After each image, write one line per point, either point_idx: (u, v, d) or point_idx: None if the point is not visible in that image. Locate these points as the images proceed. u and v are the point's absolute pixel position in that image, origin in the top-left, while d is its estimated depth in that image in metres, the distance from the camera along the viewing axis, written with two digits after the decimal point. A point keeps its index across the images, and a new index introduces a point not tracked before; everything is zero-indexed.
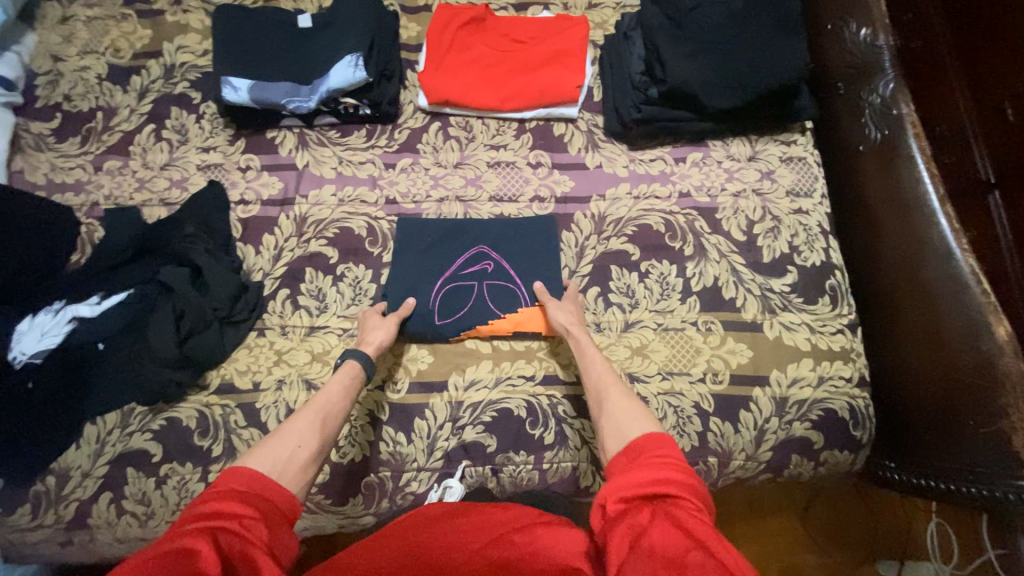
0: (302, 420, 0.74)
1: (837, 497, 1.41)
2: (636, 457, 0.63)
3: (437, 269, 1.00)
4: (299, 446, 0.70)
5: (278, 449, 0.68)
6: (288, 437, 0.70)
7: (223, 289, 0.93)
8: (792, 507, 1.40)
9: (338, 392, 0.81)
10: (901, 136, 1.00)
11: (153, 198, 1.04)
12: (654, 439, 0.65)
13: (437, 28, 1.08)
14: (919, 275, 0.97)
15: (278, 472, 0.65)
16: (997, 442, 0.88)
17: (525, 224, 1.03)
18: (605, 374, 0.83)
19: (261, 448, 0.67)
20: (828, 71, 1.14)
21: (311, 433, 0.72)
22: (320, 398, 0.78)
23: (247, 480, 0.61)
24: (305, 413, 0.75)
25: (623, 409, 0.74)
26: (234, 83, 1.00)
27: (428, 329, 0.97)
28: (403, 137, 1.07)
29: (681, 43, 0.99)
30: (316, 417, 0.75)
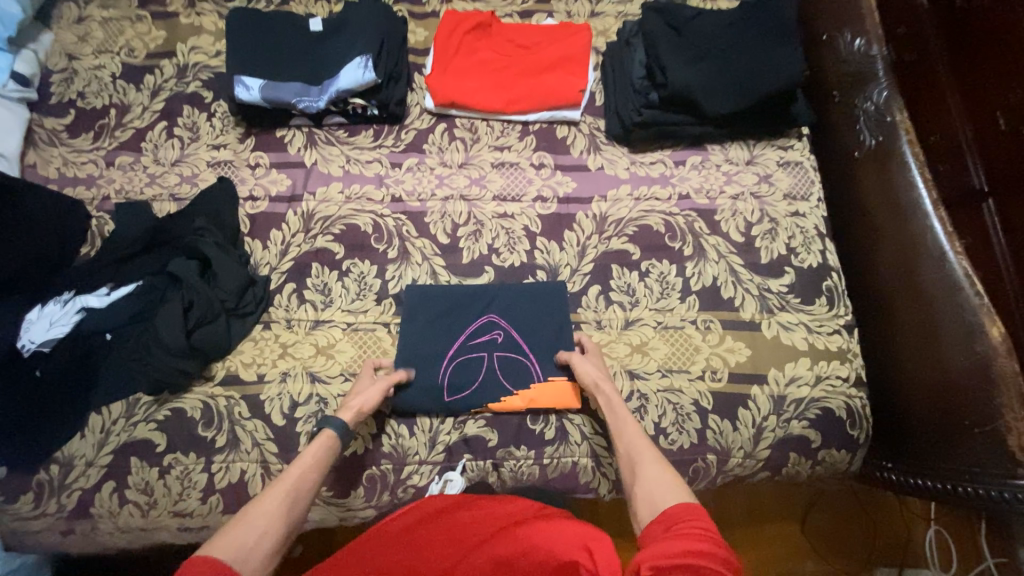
0: (269, 500, 0.70)
1: (838, 505, 1.40)
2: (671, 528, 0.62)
3: (447, 339, 0.98)
4: (265, 531, 0.66)
5: (242, 537, 0.64)
6: (257, 520, 0.67)
7: (231, 282, 0.95)
8: (792, 514, 1.40)
9: (311, 467, 0.77)
10: (896, 142, 1.03)
11: (163, 193, 1.06)
12: (687, 509, 0.64)
13: (445, 33, 1.11)
14: (915, 277, 0.98)
15: (241, 561, 0.61)
16: (993, 441, 0.89)
17: (538, 290, 1.01)
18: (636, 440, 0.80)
19: (223, 537, 0.63)
20: (824, 80, 1.18)
21: (277, 516, 0.69)
22: (290, 476, 0.75)
23: (204, 571, 0.57)
24: (273, 493, 0.71)
25: (659, 479, 0.72)
26: (247, 83, 1.03)
27: (438, 402, 0.94)
28: (409, 137, 1.10)
29: (681, 50, 1.03)
30: (284, 494, 0.72)
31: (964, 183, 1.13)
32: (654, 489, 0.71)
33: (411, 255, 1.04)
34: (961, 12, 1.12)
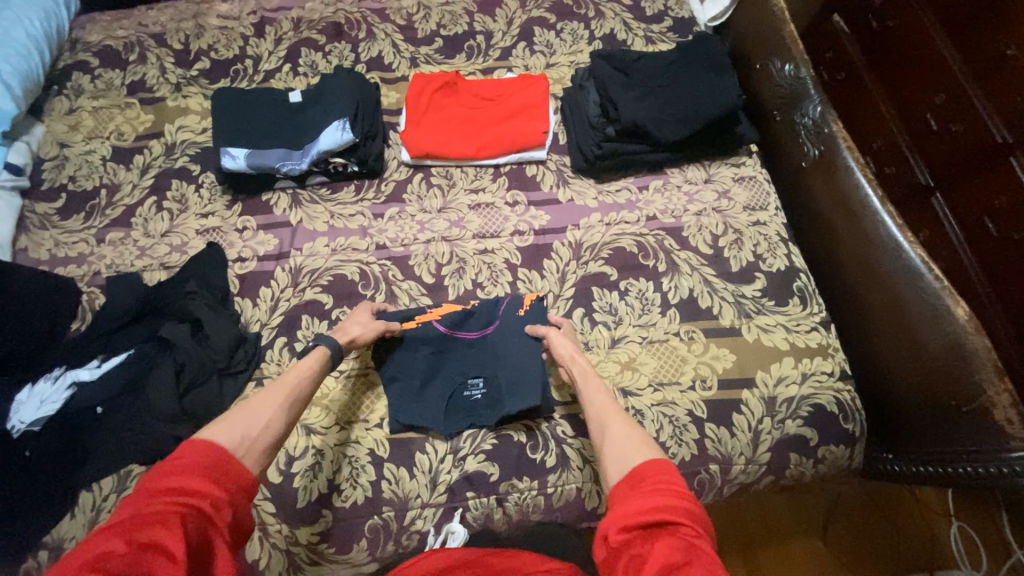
0: (274, 394, 0.77)
1: (856, 510, 1.37)
2: (639, 483, 0.62)
3: (431, 371, 1.00)
4: (266, 425, 0.72)
5: (250, 420, 0.72)
6: (257, 414, 0.73)
7: (222, 342, 0.97)
8: (812, 526, 1.36)
9: (304, 373, 0.83)
10: (837, 150, 1.12)
11: (153, 263, 1.10)
12: (655, 465, 0.64)
13: (414, 93, 1.21)
14: (878, 269, 1.03)
15: (242, 448, 0.67)
16: (982, 417, 0.90)
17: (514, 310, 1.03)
18: (607, 403, 0.82)
19: (224, 424, 0.69)
20: (763, 102, 1.29)
21: (277, 413, 0.75)
22: (291, 381, 0.81)
23: (208, 456, 0.63)
24: (271, 392, 0.78)
25: (624, 434, 0.73)
26: (232, 153, 1.09)
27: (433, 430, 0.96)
28: (389, 188, 1.17)
29: (629, 89, 1.14)
30: (287, 396, 0.78)
31: (911, 180, 1.21)
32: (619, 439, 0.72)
33: (398, 297, 1.07)
34: (877, 35, 1.25)
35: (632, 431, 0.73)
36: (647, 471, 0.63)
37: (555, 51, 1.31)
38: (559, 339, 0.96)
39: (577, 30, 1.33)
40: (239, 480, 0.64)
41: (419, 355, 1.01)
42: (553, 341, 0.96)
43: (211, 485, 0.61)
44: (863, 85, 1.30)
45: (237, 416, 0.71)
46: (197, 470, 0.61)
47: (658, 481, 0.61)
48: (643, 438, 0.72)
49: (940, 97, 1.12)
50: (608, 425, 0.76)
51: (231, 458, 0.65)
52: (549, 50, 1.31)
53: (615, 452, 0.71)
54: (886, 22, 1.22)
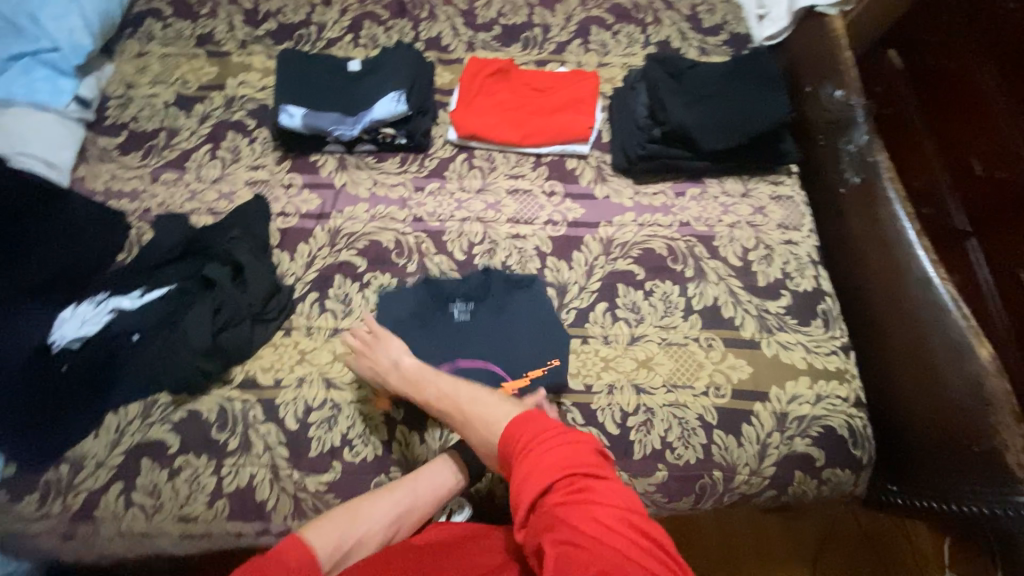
0: (383, 508, 0.83)
1: (848, 546, 1.36)
2: (522, 455, 0.72)
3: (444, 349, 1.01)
4: (371, 532, 0.81)
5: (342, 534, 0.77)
6: (369, 523, 0.81)
7: (259, 288, 1.01)
8: (802, 555, 1.35)
9: (430, 492, 0.87)
10: (878, 179, 1.12)
11: (201, 207, 1.15)
12: (523, 421, 0.75)
13: (468, 76, 1.25)
14: (905, 302, 1.04)
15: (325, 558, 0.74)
16: (993, 460, 0.89)
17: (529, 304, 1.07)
18: (446, 394, 0.90)
19: (324, 526, 0.77)
20: (810, 126, 1.30)
21: (382, 524, 0.82)
22: (410, 497, 0.86)
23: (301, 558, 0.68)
24: (387, 501, 0.84)
25: (484, 420, 0.83)
26: (290, 111, 1.14)
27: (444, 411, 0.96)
28: (432, 164, 1.20)
29: (679, 95, 1.15)
30: (396, 512, 0.84)
31: (945, 223, 1.21)
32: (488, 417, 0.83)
33: (430, 270, 1.10)
34: (930, 73, 1.25)
35: (493, 409, 0.84)
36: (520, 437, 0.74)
37: (609, 51, 1.33)
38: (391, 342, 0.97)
39: (633, 33, 1.35)
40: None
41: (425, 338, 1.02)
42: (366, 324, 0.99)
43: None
44: (911, 121, 1.30)
45: (330, 526, 0.77)
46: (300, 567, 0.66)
47: (536, 436, 0.73)
48: (496, 410, 0.84)
49: (987, 142, 1.12)
50: (466, 419, 0.86)
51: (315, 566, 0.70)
52: (603, 50, 1.34)
53: (489, 430, 0.82)
54: (942, 62, 1.22)
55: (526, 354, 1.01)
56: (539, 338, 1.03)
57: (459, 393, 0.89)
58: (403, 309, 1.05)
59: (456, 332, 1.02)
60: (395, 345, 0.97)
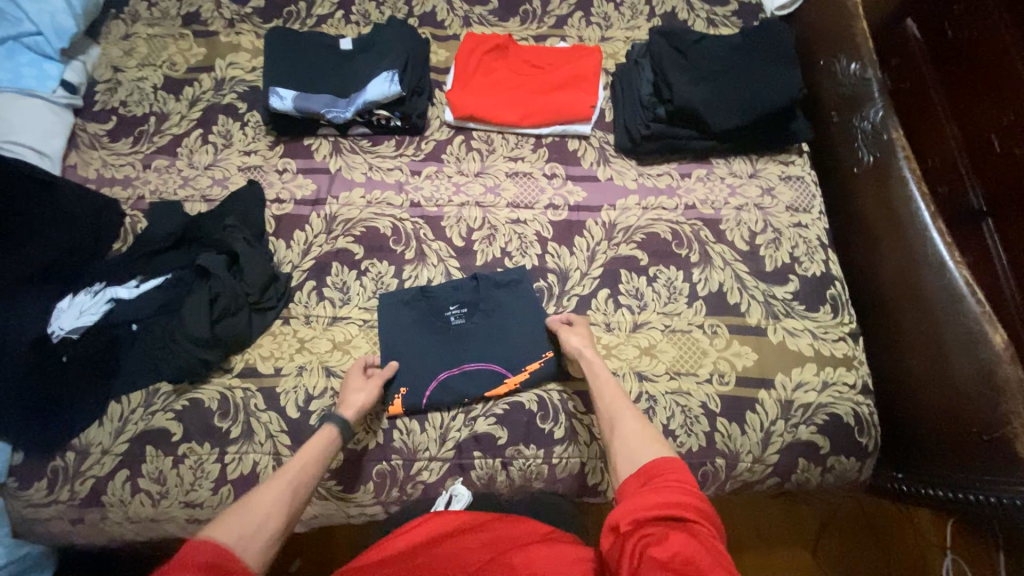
0: (274, 484, 0.75)
1: (849, 528, 1.37)
2: (648, 482, 0.63)
3: (444, 339, 1.01)
4: (269, 517, 0.69)
5: (250, 518, 0.68)
6: (264, 502, 0.71)
7: (255, 276, 0.99)
8: (802, 538, 1.36)
9: (316, 455, 0.82)
10: (893, 159, 1.07)
11: (194, 194, 1.13)
12: (667, 463, 0.66)
13: (464, 54, 1.20)
14: (918, 287, 1.00)
15: (242, 546, 0.64)
16: (1003, 448, 0.88)
17: (528, 296, 1.05)
18: (616, 395, 0.86)
19: (223, 524, 0.65)
20: (823, 102, 1.24)
21: (283, 498, 0.73)
22: (295, 464, 0.79)
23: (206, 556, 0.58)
24: (279, 476, 0.77)
25: (638, 437, 0.75)
26: (281, 93, 1.10)
27: (446, 399, 0.97)
28: (429, 147, 1.17)
29: (685, 71, 1.10)
30: (288, 482, 0.76)
31: (963, 203, 1.16)
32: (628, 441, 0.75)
33: (428, 256, 1.08)
34: (948, 45, 1.19)
35: (647, 433, 0.75)
36: (659, 467, 0.65)
37: (612, 25, 1.27)
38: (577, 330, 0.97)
39: (637, 4, 1.29)
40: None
41: (421, 327, 1.02)
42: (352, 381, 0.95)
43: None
44: (929, 96, 1.23)
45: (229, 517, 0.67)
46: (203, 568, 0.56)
47: (670, 476, 0.62)
48: (653, 437, 0.74)
49: (1009, 117, 1.06)
50: (623, 421, 0.79)
51: (231, 557, 0.59)
52: (605, 23, 1.27)
53: (629, 457, 0.72)
54: (962, 31, 1.15)
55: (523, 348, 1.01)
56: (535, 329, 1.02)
57: (602, 374, 0.89)
58: (404, 317, 1.02)
59: (454, 338, 1.01)
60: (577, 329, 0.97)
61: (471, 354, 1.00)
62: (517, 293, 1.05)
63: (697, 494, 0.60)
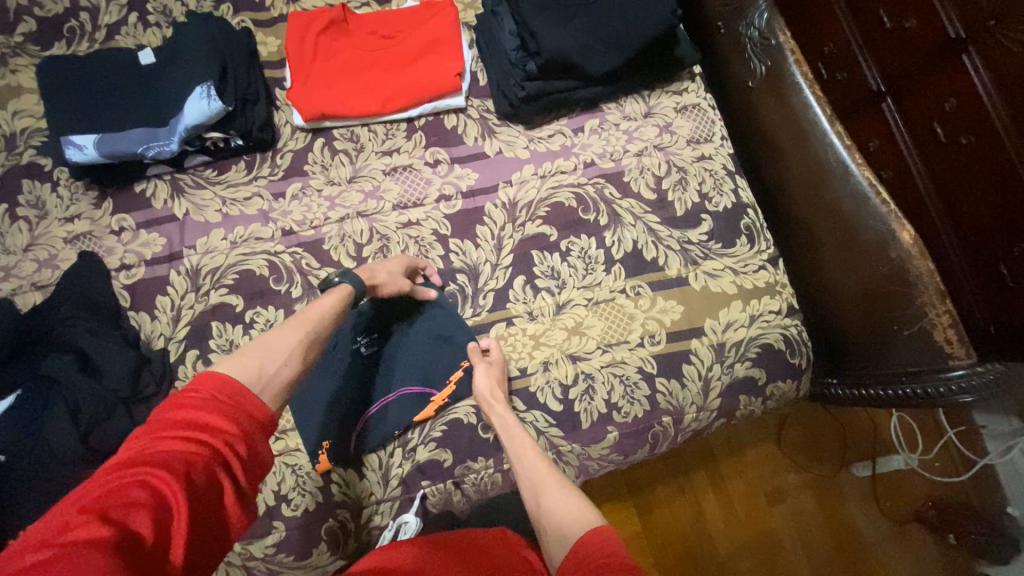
0: (290, 329, 0.69)
1: (807, 415, 1.39)
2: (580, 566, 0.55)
3: (364, 375, 0.94)
4: (284, 363, 0.65)
5: (262, 361, 0.63)
6: (276, 348, 0.65)
7: (118, 370, 0.85)
8: (766, 435, 1.37)
9: (327, 310, 0.75)
10: (784, 66, 1.03)
11: (23, 284, 0.94)
12: (598, 534, 0.59)
13: (295, 40, 1.00)
14: (827, 195, 0.98)
15: (260, 385, 0.60)
16: (920, 337, 0.91)
17: (440, 307, 0.98)
18: (531, 454, 0.79)
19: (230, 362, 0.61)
20: (705, 12, 1.12)
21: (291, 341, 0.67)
22: (313, 315, 0.73)
23: (216, 390, 0.56)
24: (294, 325, 0.70)
25: (564, 506, 0.68)
26: (78, 142, 0.90)
27: (377, 438, 0.91)
28: (286, 161, 1.00)
29: (549, 12, 0.95)
30: (304, 332, 0.70)
31: (861, 88, 1.00)
32: (559, 507, 0.68)
33: (318, 289, 0.96)
34: None
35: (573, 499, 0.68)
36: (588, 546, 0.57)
37: None
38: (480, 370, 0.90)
39: None
40: (254, 414, 0.57)
41: (330, 369, 0.93)
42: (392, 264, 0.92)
43: (202, 439, 0.52)
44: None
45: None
46: (217, 402, 0.55)
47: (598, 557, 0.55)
48: (580, 504, 0.67)
49: None
50: (544, 489, 0.72)
51: (245, 390, 0.58)
52: None
53: (563, 521, 0.65)
54: None
55: (444, 360, 0.95)
56: (454, 338, 0.96)
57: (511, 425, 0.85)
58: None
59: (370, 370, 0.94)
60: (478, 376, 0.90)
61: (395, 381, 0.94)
62: (425, 307, 0.98)
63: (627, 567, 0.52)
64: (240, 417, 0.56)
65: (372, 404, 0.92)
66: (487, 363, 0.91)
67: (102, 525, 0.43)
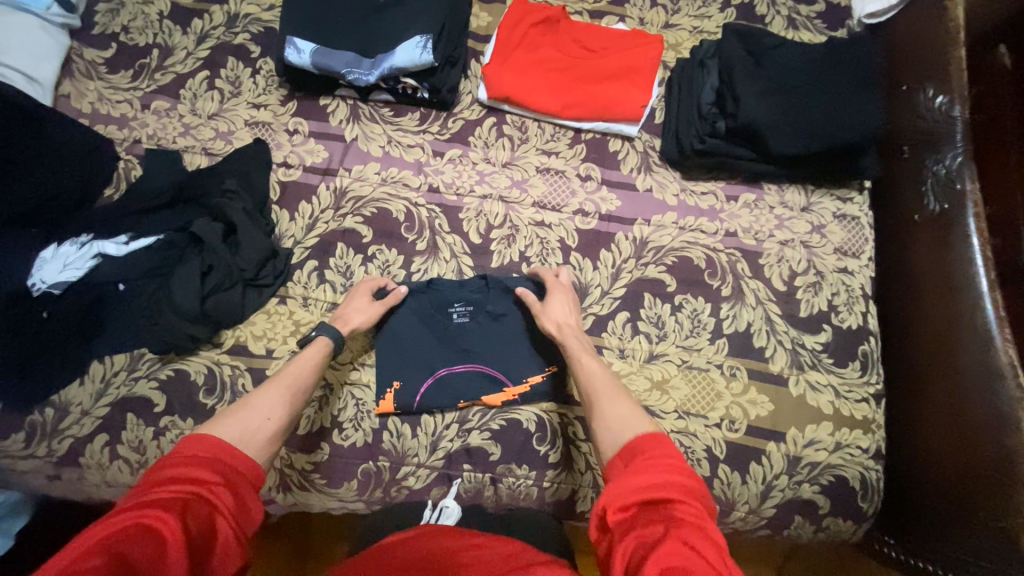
0: (272, 392, 0.76)
1: (818, 558, 1.26)
2: (632, 462, 0.62)
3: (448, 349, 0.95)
4: (267, 419, 0.72)
5: (242, 427, 0.68)
6: (261, 408, 0.72)
7: (254, 252, 0.92)
8: (768, 560, 1.26)
9: (306, 368, 0.82)
10: (960, 213, 0.92)
11: (195, 146, 1.03)
12: (650, 439, 0.65)
13: (510, 24, 1.06)
14: (954, 355, 0.89)
15: (243, 442, 0.67)
16: (1001, 543, 0.80)
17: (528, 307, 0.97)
18: (600, 372, 0.82)
19: (223, 422, 0.68)
20: (894, 136, 1.06)
21: (278, 408, 0.74)
22: (291, 372, 0.80)
23: (207, 448, 0.62)
24: (276, 384, 0.77)
25: (618, 411, 0.73)
26: (298, 45, 0.98)
27: (435, 404, 0.92)
28: (456, 127, 1.05)
29: (755, 80, 0.97)
30: (280, 395, 0.76)
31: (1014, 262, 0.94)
32: (613, 414, 0.72)
33: (440, 250, 1.00)
34: None
35: (628, 409, 0.73)
36: (641, 446, 0.64)
37: (679, 10, 1.13)
38: (559, 298, 0.92)
39: None
40: (239, 468, 0.63)
41: (421, 327, 0.96)
42: (547, 306, 0.91)
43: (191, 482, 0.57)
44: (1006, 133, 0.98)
45: (231, 419, 0.69)
46: (199, 459, 0.60)
47: (652, 456, 0.62)
48: (632, 412, 0.72)
49: None
50: (600, 399, 0.76)
51: (234, 449, 0.64)
52: (672, 7, 1.13)
53: (614, 427, 0.71)
54: None
55: (525, 357, 0.96)
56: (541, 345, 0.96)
57: (583, 357, 0.84)
58: (409, 304, 0.97)
59: (453, 338, 0.96)
60: (557, 306, 0.91)
61: (471, 360, 0.95)
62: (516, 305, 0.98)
63: (681, 470, 0.60)
64: (229, 470, 0.61)
65: (441, 373, 0.93)
66: (561, 294, 0.93)
67: (112, 568, 0.46)
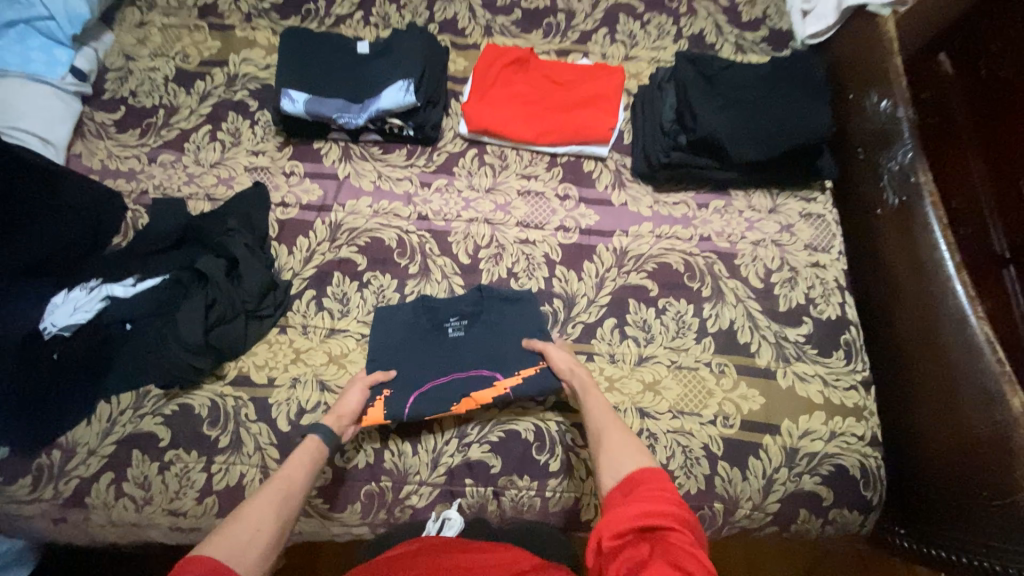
0: (264, 504, 0.73)
1: (840, 563, 1.22)
2: (630, 491, 0.66)
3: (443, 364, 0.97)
4: (258, 531, 0.68)
5: (236, 543, 0.66)
6: (253, 520, 0.69)
7: (254, 284, 0.97)
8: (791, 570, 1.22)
9: (298, 470, 0.79)
10: (918, 204, 0.97)
11: (198, 193, 1.10)
12: (648, 475, 0.67)
13: (484, 65, 1.17)
14: (933, 336, 0.92)
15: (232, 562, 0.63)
16: (1010, 516, 0.80)
17: (518, 318, 1.01)
18: (604, 416, 0.84)
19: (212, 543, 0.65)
20: (849, 139, 1.14)
21: (270, 515, 0.71)
22: (282, 477, 0.77)
23: None
24: (267, 491, 0.75)
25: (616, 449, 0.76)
26: (293, 96, 1.08)
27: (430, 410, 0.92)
28: (441, 159, 1.14)
29: (710, 98, 1.07)
30: (275, 502, 0.73)
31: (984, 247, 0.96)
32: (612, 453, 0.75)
33: (432, 272, 1.05)
34: (985, 78, 0.98)
35: (625, 446, 0.76)
36: (637, 479, 0.67)
37: (637, 43, 1.25)
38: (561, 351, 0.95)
39: (664, 24, 1.26)
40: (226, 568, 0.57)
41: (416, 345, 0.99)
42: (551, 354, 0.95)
43: None
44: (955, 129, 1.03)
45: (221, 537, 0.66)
46: None
47: (649, 489, 0.65)
48: (631, 449, 0.75)
49: None
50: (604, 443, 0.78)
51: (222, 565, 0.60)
52: (630, 42, 1.25)
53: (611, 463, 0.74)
54: (995, 66, 0.96)
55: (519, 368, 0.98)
56: None
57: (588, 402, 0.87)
58: (402, 325, 1.00)
59: (450, 349, 0.98)
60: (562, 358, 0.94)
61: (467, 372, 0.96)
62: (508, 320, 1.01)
63: (677, 504, 0.63)
64: None
65: (436, 382, 0.95)
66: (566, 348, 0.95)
67: None
